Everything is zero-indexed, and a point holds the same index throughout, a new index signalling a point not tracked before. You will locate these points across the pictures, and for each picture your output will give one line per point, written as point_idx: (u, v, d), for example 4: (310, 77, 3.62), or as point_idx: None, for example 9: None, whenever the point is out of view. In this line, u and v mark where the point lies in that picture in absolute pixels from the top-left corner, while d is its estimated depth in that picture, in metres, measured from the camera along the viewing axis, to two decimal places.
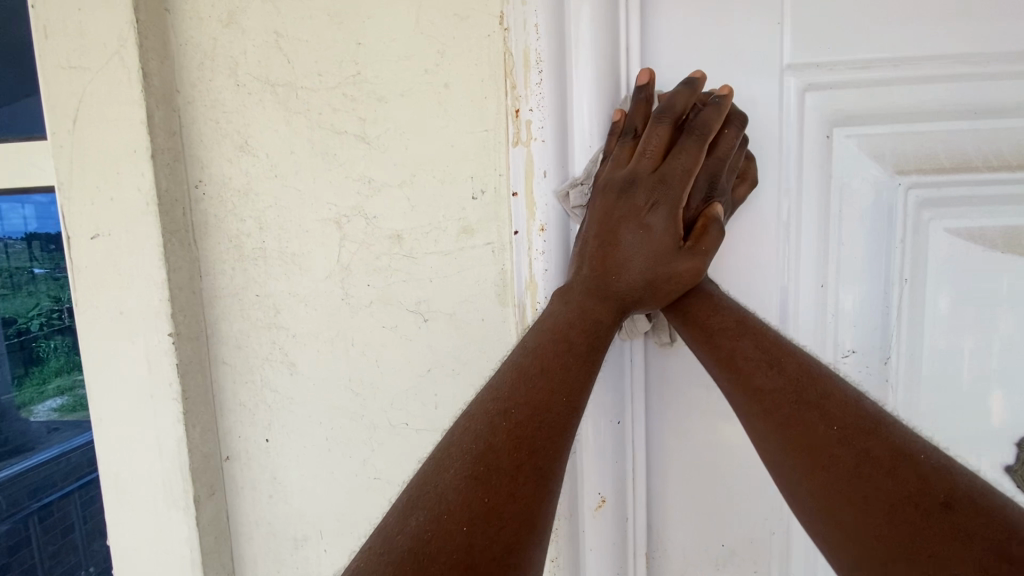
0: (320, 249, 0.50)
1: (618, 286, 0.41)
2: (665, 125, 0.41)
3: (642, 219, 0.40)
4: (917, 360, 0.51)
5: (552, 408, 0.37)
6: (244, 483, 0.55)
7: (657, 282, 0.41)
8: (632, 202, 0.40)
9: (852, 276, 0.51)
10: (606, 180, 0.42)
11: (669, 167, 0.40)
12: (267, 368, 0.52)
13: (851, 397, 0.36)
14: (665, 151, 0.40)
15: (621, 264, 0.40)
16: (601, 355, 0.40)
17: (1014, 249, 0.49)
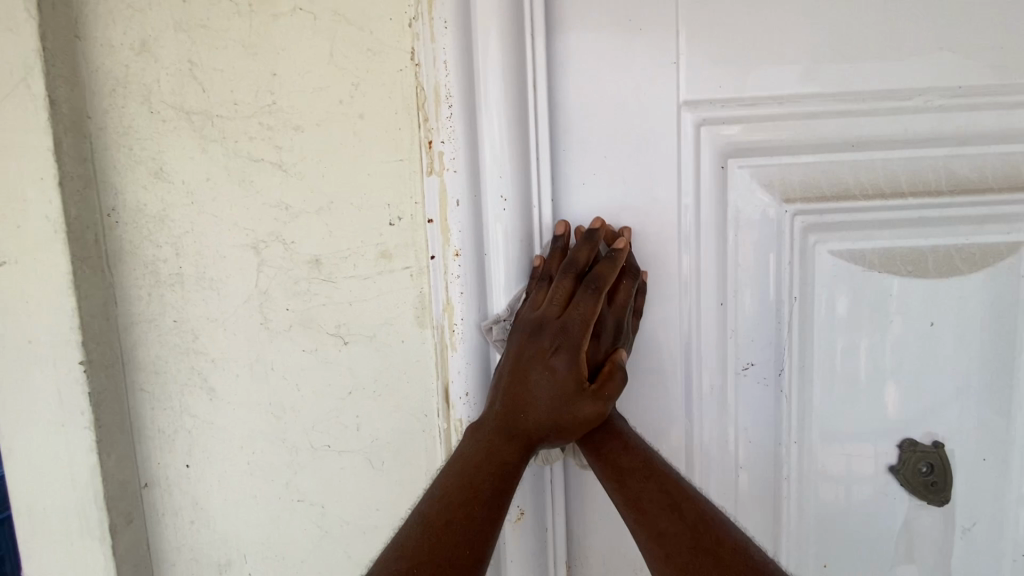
0: (239, 275, 0.51)
1: (524, 421, 0.45)
2: (570, 278, 0.46)
3: (547, 362, 0.45)
4: (806, 369, 0.57)
5: (456, 564, 0.41)
6: (165, 510, 0.54)
7: (560, 421, 0.44)
8: (538, 345, 0.45)
9: (748, 295, 0.56)
10: (519, 321, 0.46)
11: (570, 312, 0.45)
12: (186, 394, 0.52)
13: (740, 543, 0.44)
14: (567, 298, 0.45)
15: (528, 403, 0.44)
16: (507, 497, 0.44)
17: (887, 268, 0.56)
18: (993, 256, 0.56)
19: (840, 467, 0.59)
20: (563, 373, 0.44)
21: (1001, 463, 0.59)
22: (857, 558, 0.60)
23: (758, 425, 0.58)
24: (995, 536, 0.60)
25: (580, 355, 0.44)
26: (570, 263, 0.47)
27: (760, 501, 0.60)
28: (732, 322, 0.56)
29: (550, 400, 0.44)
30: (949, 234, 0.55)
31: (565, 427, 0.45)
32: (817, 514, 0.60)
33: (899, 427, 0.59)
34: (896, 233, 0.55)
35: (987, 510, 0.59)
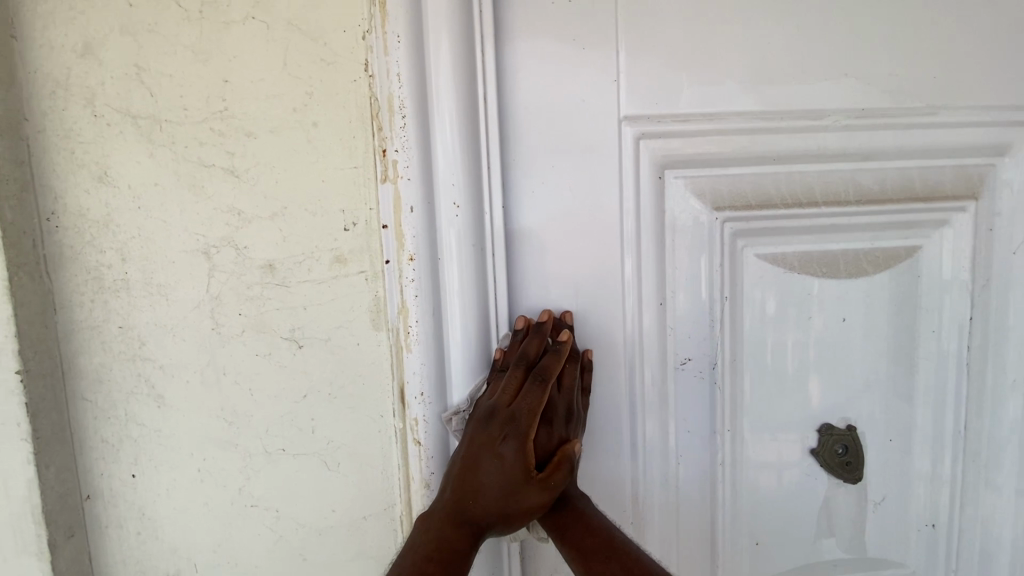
0: (189, 280, 0.50)
1: (473, 507, 0.47)
2: (520, 369, 0.50)
3: (495, 450, 0.48)
4: (738, 363, 0.62)
5: None
6: (109, 522, 0.52)
7: (509, 507, 0.48)
8: (488, 433, 0.48)
9: (685, 295, 0.61)
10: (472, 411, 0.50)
11: (518, 402, 0.48)
12: (132, 402, 0.51)
13: None
14: (516, 389, 0.49)
15: (478, 489, 0.48)
16: None
17: (806, 270, 0.62)
18: (894, 258, 0.63)
19: (769, 453, 0.65)
20: (511, 461, 0.48)
21: (905, 443, 0.66)
22: (785, 537, 0.66)
23: (697, 417, 0.63)
24: (901, 508, 0.67)
25: (527, 443, 0.48)
26: (522, 356, 0.51)
27: (700, 487, 0.64)
28: (670, 321, 0.61)
29: (498, 487, 0.48)
30: (857, 239, 0.62)
31: (513, 512, 0.48)
32: (750, 497, 0.65)
33: (820, 414, 0.65)
34: (813, 238, 0.62)
35: (894, 485, 0.67)
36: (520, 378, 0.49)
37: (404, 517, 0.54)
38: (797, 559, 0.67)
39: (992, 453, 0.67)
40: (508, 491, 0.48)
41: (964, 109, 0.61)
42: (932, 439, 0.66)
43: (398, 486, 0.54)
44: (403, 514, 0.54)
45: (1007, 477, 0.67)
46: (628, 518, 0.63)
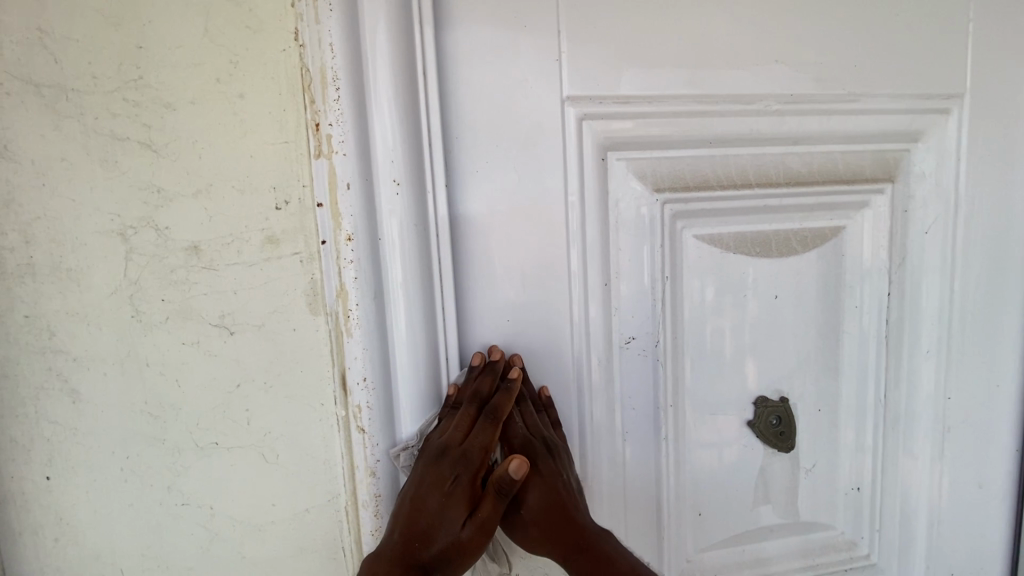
0: (103, 265, 0.46)
1: (423, 551, 0.46)
2: (471, 408, 0.50)
3: (444, 489, 0.48)
4: (679, 341, 0.64)
5: None
6: (22, 529, 0.48)
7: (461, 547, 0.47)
8: (438, 473, 0.48)
9: (629, 276, 0.62)
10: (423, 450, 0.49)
11: (471, 440, 0.49)
12: (43, 399, 0.47)
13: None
14: (469, 427, 0.49)
15: (429, 530, 0.47)
16: None
17: (741, 250, 0.64)
18: (821, 238, 0.67)
19: (710, 427, 0.67)
20: (464, 501, 0.48)
21: (833, 412, 0.71)
22: (726, 507, 0.69)
23: (642, 397, 0.64)
24: (830, 474, 0.71)
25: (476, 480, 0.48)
26: (475, 394, 0.51)
27: (647, 465, 0.66)
28: (614, 302, 0.62)
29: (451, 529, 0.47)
30: (787, 221, 0.65)
31: (466, 553, 0.47)
32: (693, 471, 0.67)
33: (756, 388, 0.68)
34: (747, 219, 0.64)
35: (824, 453, 0.71)
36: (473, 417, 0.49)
37: (349, 507, 0.52)
38: (737, 528, 0.70)
39: (908, 419, 0.72)
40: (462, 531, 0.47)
41: (881, 96, 0.65)
42: (856, 409, 0.71)
43: (342, 476, 0.52)
44: (348, 504, 0.52)
45: (921, 440, 0.73)
46: None
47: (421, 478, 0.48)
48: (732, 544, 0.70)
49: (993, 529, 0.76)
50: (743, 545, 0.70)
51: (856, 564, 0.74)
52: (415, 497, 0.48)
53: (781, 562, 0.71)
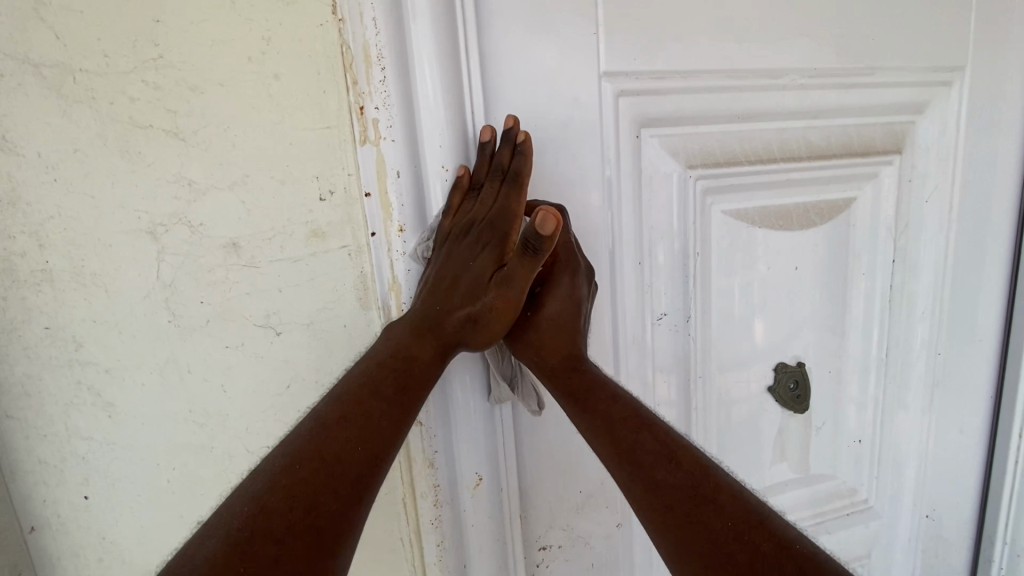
0: (132, 267, 0.43)
1: (446, 324, 0.46)
2: (494, 179, 0.47)
3: (472, 259, 0.46)
4: (705, 314, 0.66)
5: (355, 458, 0.39)
6: (62, 552, 0.45)
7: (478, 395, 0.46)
8: (464, 242, 0.46)
9: (661, 253, 0.62)
10: (449, 230, 0.47)
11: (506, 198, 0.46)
12: (74, 414, 0.43)
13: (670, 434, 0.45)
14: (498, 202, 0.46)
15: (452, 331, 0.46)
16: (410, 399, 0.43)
17: (764, 223, 0.66)
18: (836, 209, 0.69)
19: (733, 393, 0.70)
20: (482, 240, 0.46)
21: (839, 372, 0.75)
22: (746, 466, 0.73)
23: (673, 369, 0.66)
24: (837, 429, 0.77)
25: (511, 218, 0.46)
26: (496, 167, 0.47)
27: (677, 433, 0.68)
28: (648, 278, 0.62)
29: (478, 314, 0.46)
30: (807, 193, 0.67)
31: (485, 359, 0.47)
32: (718, 435, 0.71)
33: (774, 354, 0.71)
34: (770, 193, 0.66)
35: (832, 411, 0.76)
36: (502, 185, 0.47)
37: (407, 498, 0.53)
38: (756, 484, 0.74)
39: (904, 373, 0.78)
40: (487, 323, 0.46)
41: (892, 69, 0.67)
42: (859, 368, 0.76)
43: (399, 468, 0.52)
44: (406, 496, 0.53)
45: (914, 393, 0.79)
46: None
47: (456, 273, 0.46)
48: None
49: (970, 466, 0.84)
50: (760, 500, 0.75)
51: (856, 508, 0.80)
52: (448, 343, 0.46)
53: (794, 512, 0.76)
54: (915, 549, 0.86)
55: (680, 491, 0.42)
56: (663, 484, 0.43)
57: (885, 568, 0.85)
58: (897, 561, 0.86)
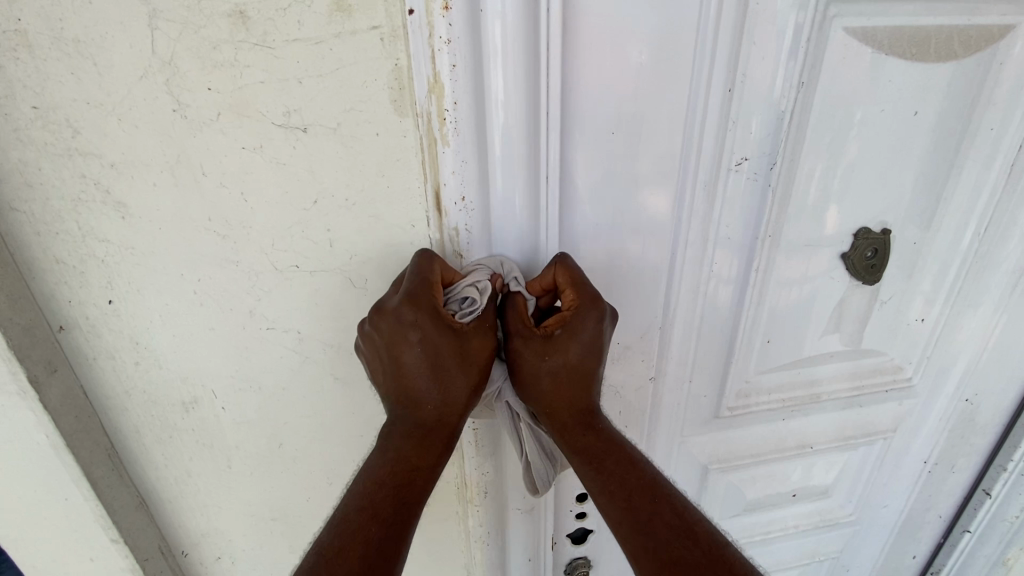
0: (121, 35, 0.35)
1: (433, 432, 0.45)
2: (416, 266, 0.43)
3: (434, 369, 0.44)
4: (793, 164, 0.57)
5: (426, 418, 0.45)
6: (95, 353, 0.45)
7: (448, 372, 0.44)
8: (424, 355, 0.44)
9: (759, 80, 0.50)
10: (388, 317, 0.42)
11: (431, 276, 0.43)
12: (85, 213, 0.39)
13: (609, 441, 0.49)
14: (410, 278, 0.43)
15: (415, 368, 0.44)
16: (429, 398, 0.45)
17: (893, 51, 0.54)
18: (985, 38, 0.56)
19: (802, 257, 0.63)
20: (407, 294, 0.42)
21: (925, 245, 0.67)
22: (795, 335, 0.69)
23: (741, 224, 0.58)
24: (902, 306, 0.71)
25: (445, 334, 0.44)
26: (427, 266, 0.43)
27: (729, 295, 0.63)
28: (735, 113, 0.51)
29: (452, 345, 0.44)
30: (954, 11, 0.54)
31: (456, 413, 0.45)
32: (774, 300, 0.65)
33: (858, 217, 0.63)
34: (910, 8, 0.52)
35: (904, 285, 0.69)
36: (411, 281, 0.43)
37: None
38: (801, 353, 0.71)
39: (997, 252, 0.69)
40: (435, 373, 0.44)
41: None
42: (949, 241, 0.67)
43: None
44: None
45: (1001, 274, 0.71)
46: (659, 330, 0.61)
47: (409, 371, 0.44)
48: (791, 368, 0.71)
49: None
50: (800, 368, 0.72)
51: (897, 385, 0.78)
52: (432, 419, 0.45)
53: (830, 383, 0.74)
54: (943, 427, 0.85)
55: (608, 455, 0.48)
56: (599, 456, 0.48)
57: (908, 442, 0.86)
58: (920, 437, 0.86)
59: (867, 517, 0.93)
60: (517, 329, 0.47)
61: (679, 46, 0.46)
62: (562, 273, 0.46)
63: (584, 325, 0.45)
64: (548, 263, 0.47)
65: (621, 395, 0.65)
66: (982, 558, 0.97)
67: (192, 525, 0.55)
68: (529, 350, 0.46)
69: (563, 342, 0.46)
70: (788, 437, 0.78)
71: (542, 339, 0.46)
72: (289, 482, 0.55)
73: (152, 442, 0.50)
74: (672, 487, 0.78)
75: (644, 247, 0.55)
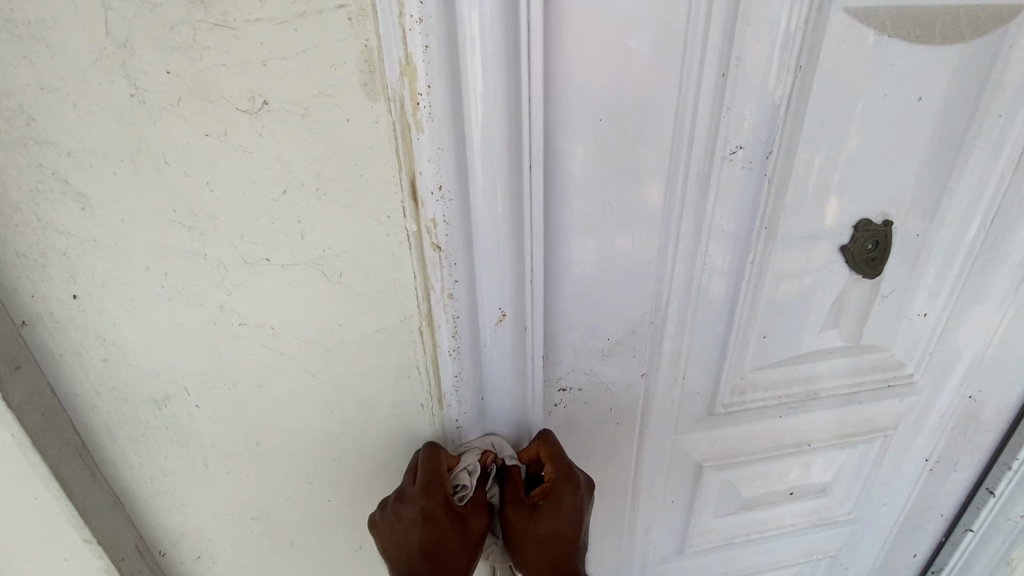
0: (71, 15, 0.33)
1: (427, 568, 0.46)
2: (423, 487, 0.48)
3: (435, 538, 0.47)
4: (791, 153, 0.55)
5: (421, 559, 0.46)
6: (62, 350, 0.43)
7: (445, 540, 0.47)
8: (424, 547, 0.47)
9: (753, 66, 0.48)
10: (398, 542, 0.47)
11: (437, 464, 0.49)
12: (44, 204, 0.38)
13: None
14: (422, 466, 0.49)
15: (411, 508, 0.47)
16: (426, 552, 0.46)
17: (896, 33, 0.51)
18: (994, 19, 0.53)
19: (800, 251, 0.61)
20: (424, 483, 0.48)
21: (929, 238, 0.64)
22: (793, 331, 0.67)
23: (736, 217, 0.56)
24: (903, 301, 0.68)
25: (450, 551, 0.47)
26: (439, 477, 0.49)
27: (723, 289, 0.61)
28: (729, 100, 0.49)
29: (453, 530, 0.48)
30: None
31: (448, 554, 0.47)
32: (771, 295, 0.63)
33: (859, 209, 0.60)
34: None
35: (906, 280, 0.67)
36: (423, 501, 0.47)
37: (424, 328, 0.48)
38: (799, 349, 0.69)
39: (1004, 245, 0.67)
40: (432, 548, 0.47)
41: None
42: (954, 234, 0.65)
43: (415, 297, 0.46)
44: (423, 324, 0.48)
45: (1008, 268, 0.69)
46: (651, 326, 0.60)
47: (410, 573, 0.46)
48: (789, 364, 0.70)
49: None
50: (798, 364, 0.70)
51: (898, 382, 0.76)
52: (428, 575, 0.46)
53: (829, 379, 0.72)
54: (946, 425, 0.83)
55: None
56: None
57: (909, 440, 0.83)
58: (923, 435, 0.84)
59: (867, 515, 0.91)
60: (508, 500, 0.51)
61: (669, 28, 0.44)
62: (545, 448, 0.51)
63: (568, 495, 0.50)
64: (532, 437, 0.54)
65: (613, 393, 0.63)
66: (985, 557, 0.95)
67: (170, 524, 0.54)
68: (516, 519, 0.50)
69: (548, 510, 0.50)
70: (786, 435, 0.76)
71: (528, 509, 0.51)
72: (268, 481, 0.54)
73: (125, 441, 0.48)
74: (667, 485, 0.76)
75: (634, 239, 0.53)
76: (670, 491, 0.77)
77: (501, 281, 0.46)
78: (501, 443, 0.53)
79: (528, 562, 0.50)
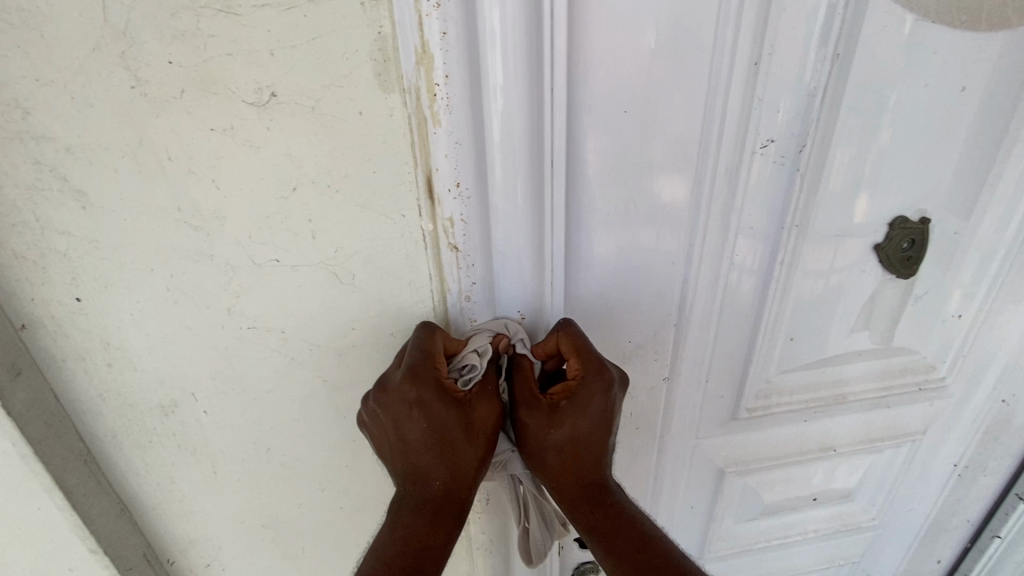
0: (67, 3, 0.31)
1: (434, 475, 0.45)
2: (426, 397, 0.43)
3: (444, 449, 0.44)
4: (824, 147, 0.52)
5: (432, 472, 0.44)
6: (64, 355, 0.42)
7: (457, 454, 0.45)
8: (431, 455, 0.44)
9: (788, 53, 0.45)
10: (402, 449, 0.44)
11: (435, 356, 0.43)
12: (43, 204, 0.36)
13: (621, 511, 0.48)
14: (412, 348, 0.43)
15: (412, 422, 0.43)
16: (436, 464, 0.44)
17: (939, 19, 0.48)
18: None
19: (830, 249, 0.58)
20: (410, 369, 0.42)
21: (966, 235, 0.61)
22: (821, 333, 0.64)
23: (765, 213, 0.53)
24: (937, 301, 0.65)
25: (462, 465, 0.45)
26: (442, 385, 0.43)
27: (750, 290, 0.58)
28: (761, 90, 0.46)
29: (458, 423, 0.44)
30: None
31: (467, 486, 0.45)
32: (799, 295, 0.61)
33: (893, 205, 0.57)
34: None
35: (940, 279, 0.64)
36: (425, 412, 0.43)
37: None
38: (827, 352, 0.66)
39: None
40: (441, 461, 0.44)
41: None
42: (993, 231, 0.62)
43: (430, 299, 0.44)
44: (438, 328, 0.46)
45: None
46: (675, 327, 0.57)
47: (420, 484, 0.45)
48: (816, 367, 0.67)
49: None
50: (826, 367, 0.67)
51: (929, 386, 0.73)
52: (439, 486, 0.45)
53: (856, 383, 0.69)
54: (976, 429, 0.80)
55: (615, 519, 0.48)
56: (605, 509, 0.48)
57: (937, 445, 0.80)
58: (952, 439, 0.80)
59: (891, 521, 0.88)
60: (522, 399, 0.47)
61: (700, 13, 0.41)
62: (565, 342, 0.45)
63: (591, 398, 0.46)
64: (551, 328, 0.46)
65: (632, 396, 0.61)
66: (1012, 563, 0.92)
67: (178, 532, 0.53)
68: (534, 421, 0.46)
69: (569, 410, 0.46)
70: (810, 439, 0.73)
71: (546, 411, 0.46)
72: (279, 489, 0.52)
73: (131, 448, 0.47)
74: (686, 490, 0.74)
75: (658, 238, 0.50)
76: (690, 496, 0.75)
77: (520, 282, 0.44)
78: (515, 326, 0.45)
79: (546, 467, 0.48)
